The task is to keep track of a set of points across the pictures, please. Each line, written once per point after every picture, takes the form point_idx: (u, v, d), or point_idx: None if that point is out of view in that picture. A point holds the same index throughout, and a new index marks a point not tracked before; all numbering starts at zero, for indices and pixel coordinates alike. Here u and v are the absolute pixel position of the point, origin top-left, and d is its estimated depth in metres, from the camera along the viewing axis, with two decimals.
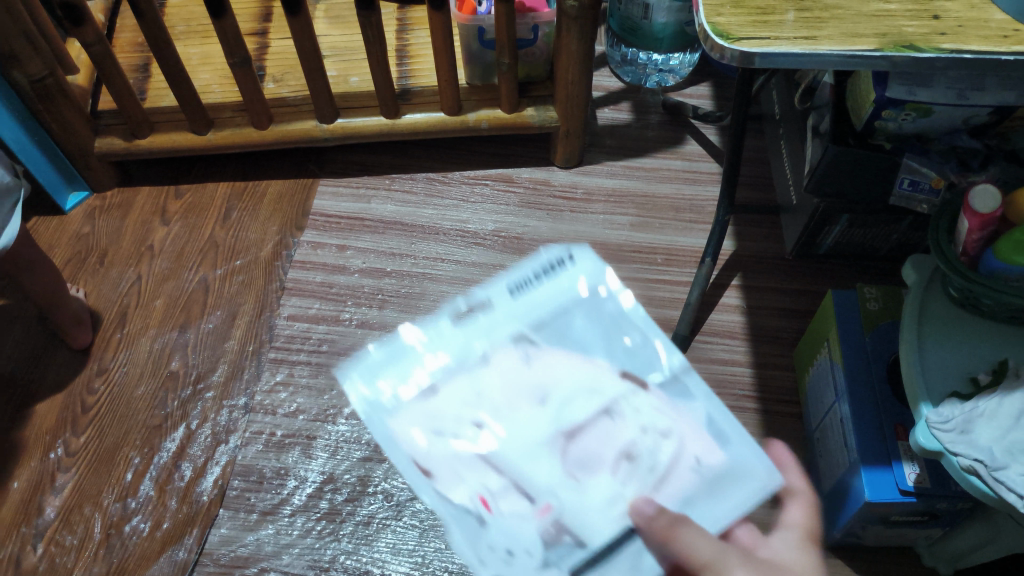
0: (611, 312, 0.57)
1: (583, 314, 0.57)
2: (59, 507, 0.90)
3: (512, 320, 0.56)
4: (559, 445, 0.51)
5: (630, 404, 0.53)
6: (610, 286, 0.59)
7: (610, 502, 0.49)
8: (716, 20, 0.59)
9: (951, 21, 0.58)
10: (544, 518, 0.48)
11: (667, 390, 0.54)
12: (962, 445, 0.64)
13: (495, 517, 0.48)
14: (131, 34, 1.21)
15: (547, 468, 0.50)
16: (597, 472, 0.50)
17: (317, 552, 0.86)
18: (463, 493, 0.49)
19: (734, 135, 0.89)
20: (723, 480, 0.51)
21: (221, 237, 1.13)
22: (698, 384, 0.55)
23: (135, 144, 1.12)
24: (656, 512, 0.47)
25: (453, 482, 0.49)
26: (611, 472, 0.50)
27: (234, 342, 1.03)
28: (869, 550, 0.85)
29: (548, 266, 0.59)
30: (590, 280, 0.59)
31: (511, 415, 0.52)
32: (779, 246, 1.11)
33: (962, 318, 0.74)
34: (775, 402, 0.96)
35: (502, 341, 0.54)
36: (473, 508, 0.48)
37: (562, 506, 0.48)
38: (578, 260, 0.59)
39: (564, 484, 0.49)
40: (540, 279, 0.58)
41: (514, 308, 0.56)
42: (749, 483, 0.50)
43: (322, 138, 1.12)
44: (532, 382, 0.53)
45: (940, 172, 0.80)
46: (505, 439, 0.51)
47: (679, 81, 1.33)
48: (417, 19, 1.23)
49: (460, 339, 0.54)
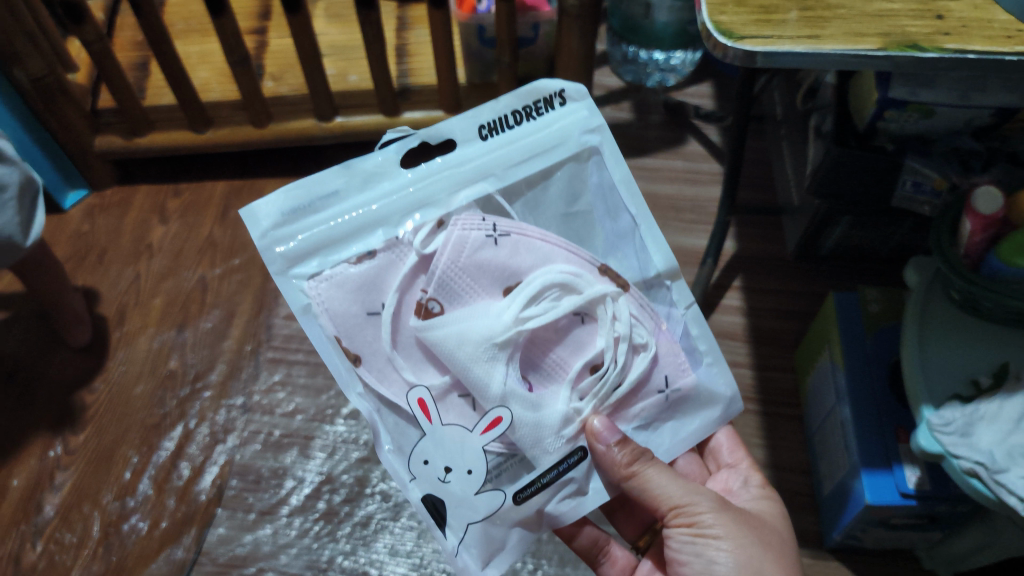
0: (595, 179, 0.68)
1: (566, 177, 0.68)
2: (57, 506, 0.90)
3: (481, 166, 0.66)
4: (516, 352, 0.61)
5: (607, 309, 0.63)
6: (604, 147, 0.68)
7: (563, 417, 0.61)
8: (718, 19, 0.59)
9: (954, 22, 0.58)
10: (487, 431, 0.60)
11: (648, 280, 0.68)
12: (963, 449, 0.63)
13: (435, 420, 0.61)
14: (130, 32, 1.21)
15: (501, 373, 0.60)
16: (553, 382, 0.63)
17: (314, 553, 0.86)
18: (406, 391, 0.62)
19: (735, 136, 0.89)
20: (684, 398, 0.65)
21: (219, 235, 1.13)
22: (683, 293, 0.68)
23: (134, 143, 1.13)
24: (623, 448, 0.58)
25: (393, 377, 0.63)
26: (571, 381, 0.62)
27: (232, 341, 1.02)
28: (868, 553, 0.85)
29: (538, 104, 0.66)
30: (578, 132, 0.68)
31: (478, 318, 0.62)
32: (780, 247, 1.10)
33: (964, 320, 0.73)
34: (776, 404, 0.96)
35: (466, 191, 0.66)
36: (413, 407, 0.62)
37: (510, 413, 0.60)
38: (574, 105, 0.67)
39: (521, 391, 0.61)
40: (521, 123, 0.66)
41: (488, 152, 0.66)
42: (704, 404, 0.66)
43: (319, 134, 1.14)
44: (496, 271, 0.64)
45: (942, 172, 0.79)
46: (460, 342, 0.61)
47: (680, 81, 1.31)
48: (417, 18, 1.22)
49: (425, 186, 0.65)
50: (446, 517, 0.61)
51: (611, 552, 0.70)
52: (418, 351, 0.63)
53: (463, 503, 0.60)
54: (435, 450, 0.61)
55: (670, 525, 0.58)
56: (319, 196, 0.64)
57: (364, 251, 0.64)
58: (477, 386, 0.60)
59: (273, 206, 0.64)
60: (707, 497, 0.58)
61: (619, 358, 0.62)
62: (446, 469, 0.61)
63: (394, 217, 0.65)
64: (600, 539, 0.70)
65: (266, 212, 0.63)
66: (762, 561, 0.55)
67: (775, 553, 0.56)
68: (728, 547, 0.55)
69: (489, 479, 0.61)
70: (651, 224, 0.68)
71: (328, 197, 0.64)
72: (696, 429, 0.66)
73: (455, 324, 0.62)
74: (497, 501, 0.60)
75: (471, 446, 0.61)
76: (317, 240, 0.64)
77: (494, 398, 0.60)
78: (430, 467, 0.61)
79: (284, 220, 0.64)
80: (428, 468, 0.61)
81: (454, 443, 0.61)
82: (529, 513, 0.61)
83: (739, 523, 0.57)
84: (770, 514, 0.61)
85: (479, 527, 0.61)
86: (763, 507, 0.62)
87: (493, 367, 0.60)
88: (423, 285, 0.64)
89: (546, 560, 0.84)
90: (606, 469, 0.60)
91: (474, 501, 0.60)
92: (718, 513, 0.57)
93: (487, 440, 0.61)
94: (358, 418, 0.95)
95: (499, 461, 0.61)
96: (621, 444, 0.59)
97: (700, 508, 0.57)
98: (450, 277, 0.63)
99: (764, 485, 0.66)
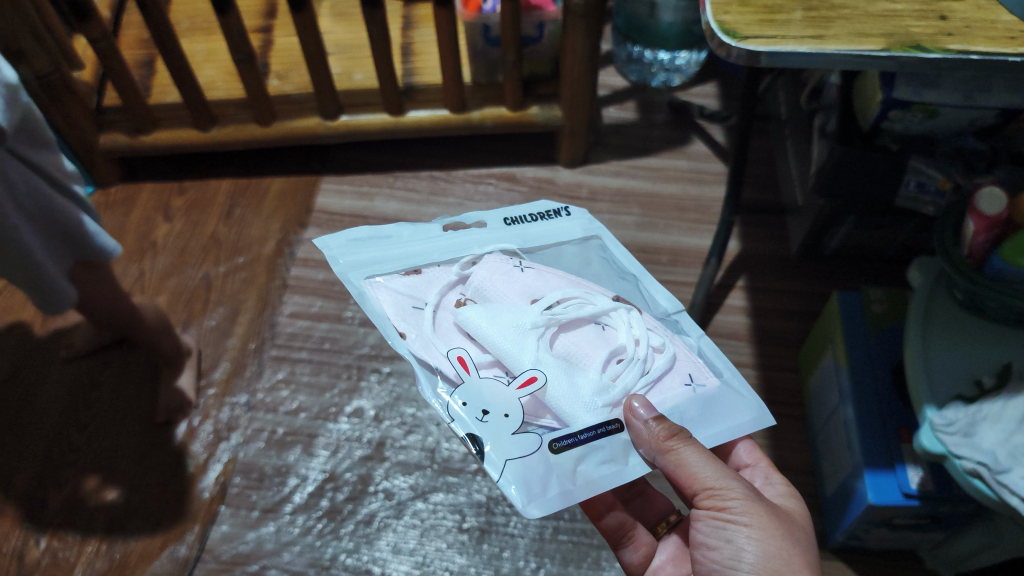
0: (602, 256, 0.71)
1: (574, 252, 0.71)
2: (61, 504, 0.90)
3: (500, 238, 0.69)
4: (549, 333, 0.61)
5: (622, 315, 0.63)
6: (605, 239, 0.72)
7: (599, 385, 0.58)
8: (722, 18, 0.59)
9: (957, 22, 0.58)
10: (525, 386, 0.57)
11: (656, 314, 0.67)
12: (966, 449, 0.63)
13: (474, 377, 0.57)
14: (136, 31, 1.21)
15: (533, 346, 0.59)
16: (582, 365, 0.59)
17: (318, 551, 0.86)
18: (442, 353, 0.59)
19: (739, 135, 0.89)
20: (714, 399, 0.60)
21: (223, 234, 1.13)
22: (690, 324, 0.67)
23: (139, 140, 1.13)
24: (659, 423, 0.54)
25: (432, 345, 0.60)
26: (600, 366, 0.59)
27: (236, 339, 1.03)
28: (869, 553, 0.85)
29: (546, 213, 0.73)
30: (583, 229, 0.72)
31: (511, 312, 0.61)
32: (783, 247, 1.11)
33: (970, 323, 0.73)
34: (780, 404, 0.96)
35: (489, 247, 0.68)
36: (452, 364, 0.58)
37: (546, 374, 0.57)
38: (578, 217, 0.73)
39: (555, 362, 0.59)
40: (535, 220, 0.72)
41: (505, 232, 0.70)
42: (735, 414, 0.60)
43: (324, 133, 1.13)
44: (522, 287, 0.64)
45: (945, 173, 0.79)
46: (491, 321, 0.60)
47: (685, 81, 1.31)
48: (422, 17, 1.23)
49: (457, 239, 0.68)
50: (482, 454, 0.54)
51: (636, 536, 0.67)
52: (456, 334, 0.61)
53: (500, 442, 0.54)
54: (471, 395, 0.56)
55: (701, 507, 0.54)
56: (374, 237, 0.67)
57: (410, 267, 0.65)
58: (510, 355, 0.58)
59: (342, 236, 0.66)
60: (741, 484, 0.54)
61: (642, 351, 0.60)
62: (484, 412, 0.55)
63: (437, 253, 0.67)
64: (628, 520, 0.67)
65: (334, 242, 0.66)
66: (791, 554, 0.51)
67: (805, 547, 0.52)
68: (759, 536, 0.51)
69: (526, 426, 0.56)
70: (652, 281, 0.70)
71: (386, 239, 0.67)
72: (738, 428, 0.59)
73: (487, 313, 0.61)
74: (533, 443, 0.55)
75: (509, 397, 0.56)
76: (372, 261, 0.65)
77: (529, 361, 0.58)
78: (469, 408, 0.55)
79: (347, 247, 0.66)
80: (466, 410, 0.55)
81: (491, 393, 0.56)
82: (563, 468, 0.55)
83: (773, 514, 0.53)
84: (798, 512, 0.57)
85: (517, 465, 0.54)
86: (791, 507, 0.58)
87: (526, 342, 0.59)
88: (460, 290, 0.65)
89: (549, 558, 0.85)
90: (640, 447, 0.55)
91: (510, 442, 0.54)
92: (750, 500, 0.53)
93: (523, 394, 0.56)
94: (362, 416, 0.96)
95: (536, 417, 0.56)
96: (658, 420, 0.54)
97: (733, 493, 0.53)
98: (486, 286, 0.64)
99: (788, 484, 0.60)
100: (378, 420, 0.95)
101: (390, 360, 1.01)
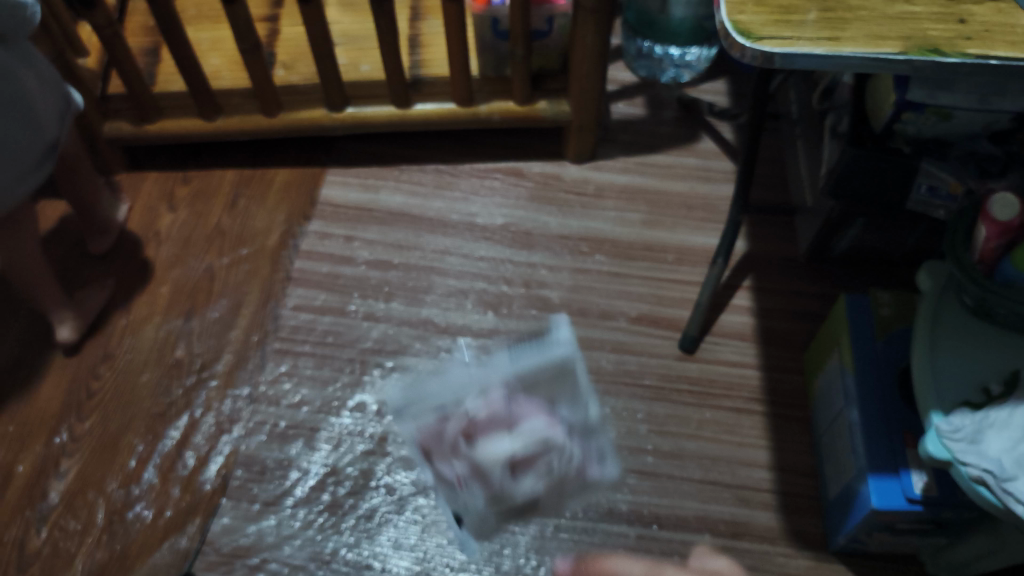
0: (568, 371, 0.82)
1: (548, 380, 0.82)
2: (62, 493, 0.90)
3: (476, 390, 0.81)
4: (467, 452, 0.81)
5: (534, 428, 0.80)
6: (572, 355, 0.81)
7: (513, 509, 0.84)
8: (737, 18, 0.58)
9: (977, 26, 0.57)
10: (463, 528, 0.86)
11: (554, 358, 0.81)
12: (971, 456, 0.63)
13: (438, 480, 0.86)
14: (142, 18, 1.21)
15: (471, 494, 0.83)
16: (510, 486, 0.81)
17: (319, 545, 0.86)
18: (425, 477, 0.90)
19: (749, 135, 0.88)
20: (585, 429, 0.85)
21: (228, 225, 1.13)
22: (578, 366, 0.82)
23: (145, 129, 1.12)
24: None
25: (420, 484, 0.90)
26: (521, 477, 0.82)
27: (238, 331, 1.02)
28: (871, 556, 0.85)
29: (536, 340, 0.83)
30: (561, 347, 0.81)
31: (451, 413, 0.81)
32: (792, 248, 1.10)
33: (978, 329, 0.72)
34: (783, 406, 0.95)
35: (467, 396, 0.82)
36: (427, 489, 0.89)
37: (478, 512, 0.84)
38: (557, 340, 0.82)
39: (485, 507, 0.84)
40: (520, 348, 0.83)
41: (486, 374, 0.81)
42: (604, 479, 0.87)
43: (330, 126, 1.12)
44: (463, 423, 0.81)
45: (959, 177, 0.78)
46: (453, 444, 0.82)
47: (695, 76, 1.30)
48: (429, 8, 1.22)
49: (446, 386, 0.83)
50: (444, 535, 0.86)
51: None
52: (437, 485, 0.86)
53: (449, 551, 0.86)
54: (439, 517, 0.87)
55: None
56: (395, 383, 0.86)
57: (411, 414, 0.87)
58: (456, 498, 0.84)
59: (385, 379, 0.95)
60: None
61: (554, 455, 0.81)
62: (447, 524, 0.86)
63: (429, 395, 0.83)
64: None
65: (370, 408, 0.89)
66: None
67: None
68: None
69: (463, 541, 0.86)
70: (569, 338, 0.82)
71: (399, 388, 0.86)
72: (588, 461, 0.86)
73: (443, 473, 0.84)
74: (466, 551, 0.85)
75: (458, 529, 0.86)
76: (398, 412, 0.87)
77: (470, 507, 0.84)
78: (423, 542, 0.86)
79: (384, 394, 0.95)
80: (432, 514, 0.88)
81: (456, 518, 0.86)
82: (526, 481, 0.82)
83: None
84: None
85: (471, 536, 0.86)
86: None
87: (467, 480, 0.82)
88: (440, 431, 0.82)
89: (550, 556, 0.85)
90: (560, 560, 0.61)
91: (449, 553, 0.86)
92: None
93: (466, 529, 0.86)
94: (365, 410, 0.95)
95: (466, 504, 0.84)
96: None
97: None
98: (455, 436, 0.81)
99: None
100: (380, 415, 0.95)
101: (393, 355, 1.00)
